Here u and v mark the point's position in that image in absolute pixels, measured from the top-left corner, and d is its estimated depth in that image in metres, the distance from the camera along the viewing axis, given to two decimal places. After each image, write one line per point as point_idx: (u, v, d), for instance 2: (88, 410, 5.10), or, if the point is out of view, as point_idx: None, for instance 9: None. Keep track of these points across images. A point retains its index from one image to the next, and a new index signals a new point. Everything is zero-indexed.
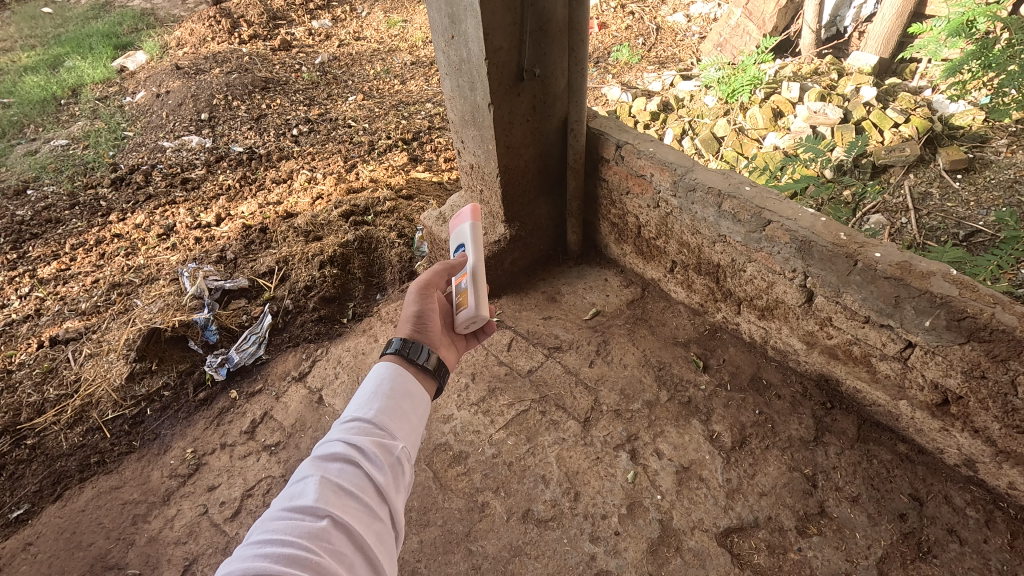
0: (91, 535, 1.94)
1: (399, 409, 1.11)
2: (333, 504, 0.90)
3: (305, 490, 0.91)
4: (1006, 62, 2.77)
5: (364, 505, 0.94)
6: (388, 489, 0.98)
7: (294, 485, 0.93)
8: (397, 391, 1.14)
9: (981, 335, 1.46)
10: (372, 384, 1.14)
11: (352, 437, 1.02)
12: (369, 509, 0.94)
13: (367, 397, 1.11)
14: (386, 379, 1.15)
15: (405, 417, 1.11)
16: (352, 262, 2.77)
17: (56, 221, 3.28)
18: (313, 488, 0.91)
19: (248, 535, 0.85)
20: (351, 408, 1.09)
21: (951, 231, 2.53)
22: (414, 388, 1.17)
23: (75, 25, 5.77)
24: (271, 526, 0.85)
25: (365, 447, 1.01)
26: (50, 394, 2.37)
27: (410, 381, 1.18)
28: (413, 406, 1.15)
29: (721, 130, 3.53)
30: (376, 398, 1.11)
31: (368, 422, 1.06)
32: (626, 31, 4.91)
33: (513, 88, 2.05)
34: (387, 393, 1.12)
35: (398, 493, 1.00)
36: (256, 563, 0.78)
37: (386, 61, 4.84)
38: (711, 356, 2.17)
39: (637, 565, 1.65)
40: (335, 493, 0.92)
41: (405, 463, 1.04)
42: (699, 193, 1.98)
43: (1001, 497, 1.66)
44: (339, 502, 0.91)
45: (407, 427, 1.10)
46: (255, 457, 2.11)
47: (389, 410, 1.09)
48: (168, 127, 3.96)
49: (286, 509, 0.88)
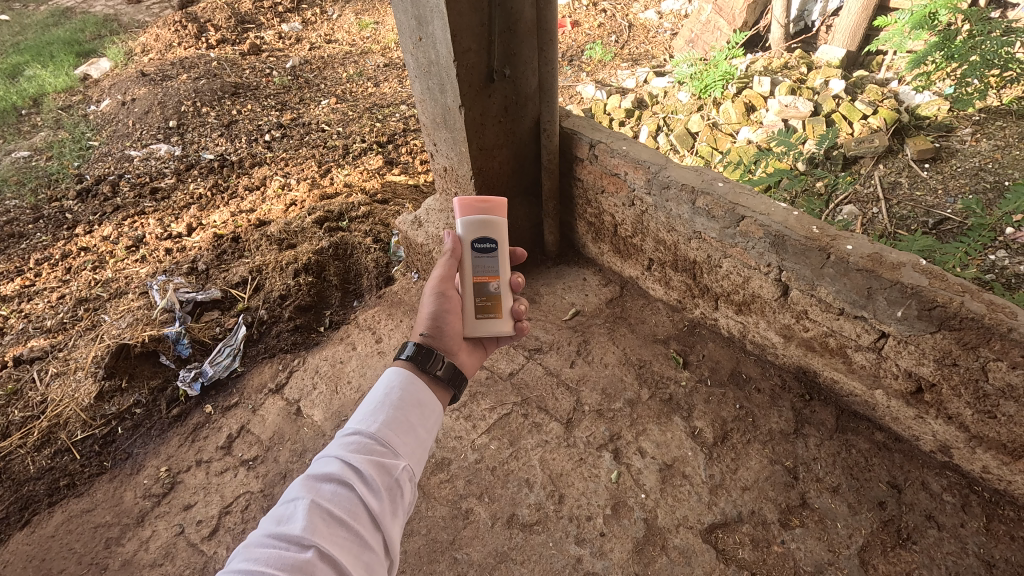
0: (62, 561, 1.88)
1: (406, 423, 1.09)
2: (320, 534, 0.87)
3: (295, 514, 0.89)
4: (968, 53, 2.83)
5: (356, 534, 0.91)
6: (382, 516, 0.95)
7: (284, 506, 0.91)
8: (405, 401, 1.11)
9: (951, 323, 1.48)
10: (380, 393, 1.12)
11: (350, 454, 0.99)
12: (360, 538, 0.91)
13: (371, 408, 1.08)
14: (394, 389, 1.12)
15: (409, 434, 1.08)
16: (328, 269, 2.71)
17: (19, 236, 3.17)
18: (302, 513, 0.88)
19: (232, 560, 0.83)
20: (354, 419, 1.07)
21: (921, 219, 2.57)
22: (424, 400, 1.14)
23: (34, 32, 5.60)
24: (254, 553, 0.84)
25: (362, 469, 0.98)
26: (15, 416, 2.29)
27: (422, 391, 1.15)
28: (421, 417, 1.12)
29: (695, 125, 3.55)
30: (380, 411, 1.08)
31: (370, 437, 1.03)
32: (598, 29, 4.92)
33: (484, 89, 2.04)
34: (393, 405, 1.10)
35: (393, 518, 0.97)
36: None
37: (359, 64, 4.78)
38: (690, 352, 2.17)
39: (623, 565, 1.64)
40: (325, 520, 0.89)
41: (404, 484, 1.01)
42: (673, 191, 1.98)
43: (975, 481, 1.69)
44: (328, 531, 0.88)
45: (411, 442, 1.08)
46: (233, 473, 2.06)
47: (393, 423, 1.07)
48: (134, 135, 3.86)
49: (272, 534, 0.86)
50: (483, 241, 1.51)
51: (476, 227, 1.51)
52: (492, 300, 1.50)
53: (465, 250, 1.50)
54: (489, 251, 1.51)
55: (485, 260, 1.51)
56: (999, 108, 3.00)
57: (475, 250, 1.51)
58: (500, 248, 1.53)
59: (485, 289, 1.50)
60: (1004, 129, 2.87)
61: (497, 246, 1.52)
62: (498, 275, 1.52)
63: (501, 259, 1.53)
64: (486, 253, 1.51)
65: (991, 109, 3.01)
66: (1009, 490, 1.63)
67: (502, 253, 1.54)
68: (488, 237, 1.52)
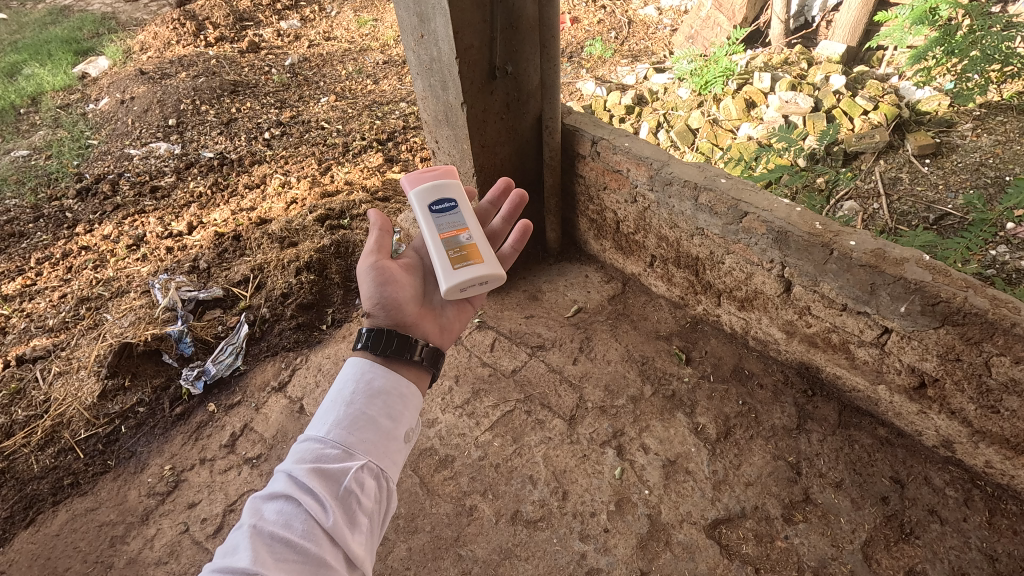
0: (67, 559, 1.89)
1: (359, 424, 1.10)
2: (265, 561, 0.86)
3: (239, 544, 0.89)
4: (968, 48, 2.84)
5: (308, 554, 0.91)
6: (337, 530, 0.95)
7: (230, 540, 0.91)
8: (357, 402, 1.13)
9: (955, 318, 1.48)
10: (327, 403, 1.13)
11: (297, 473, 1.00)
12: (314, 557, 0.91)
13: (319, 421, 1.10)
14: (342, 397, 1.13)
15: (361, 439, 1.09)
16: (330, 267, 2.71)
17: (20, 235, 3.16)
18: (246, 542, 0.88)
19: None
20: (301, 438, 1.07)
21: (922, 215, 2.58)
22: (374, 399, 1.15)
23: (32, 31, 5.58)
24: None
25: (308, 487, 0.98)
26: (18, 415, 2.29)
27: (372, 388, 1.16)
28: (379, 414, 1.14)
29: (695, 122, 3.54)
30: (329, 421, 1.09)
31: (318, 450, 1.04)
32: (598, 25, 4.90)
33: (486, 86, 2.03)
34: (343, 410, 1.11)
35: (351, 531, 0.97)
36: None
37: (358, 61, 4.76)
38: (692, 348, 2.18)
39: (627, 561, 1.65)
40: (271, 547, 0.89)
41: (358, 492, 1.01)
42: (675, 187, 1.98)
43: (978, 476, 1.69)
44: (273, 558, 0.88)
45: (367, 442, 1.09)
46: (236, 471, 2.06)
47: (343, 429, 1.08)
48: (133, 134, 3.85)
49: (218, 569, 0.86)
50: (442, 203, 1.57)
51: (428, 193, 1.58)
52: (466, 248, 1.49)
53: (426, 214, 1.55)
54: (450, 210, 1.56)
55: (447, 218, 1.54)
56: (999, 103, 3.00)
57: (436, 212, 1.55)
58: (459, 206, 1.58)
59: (457, 241, 1.50)
60: (1004, 124, 2.87)
61: (454, 203, 1.57)
62: (464, 226, 1.53)
63: (462, 215, 1.56)
64: (448, 212, 1.56)
65: (992, 104, 3.00)
66: (1012, 485, 1.64)
67: (463, 210, 1.58)
68: (444, 198, 1.58)
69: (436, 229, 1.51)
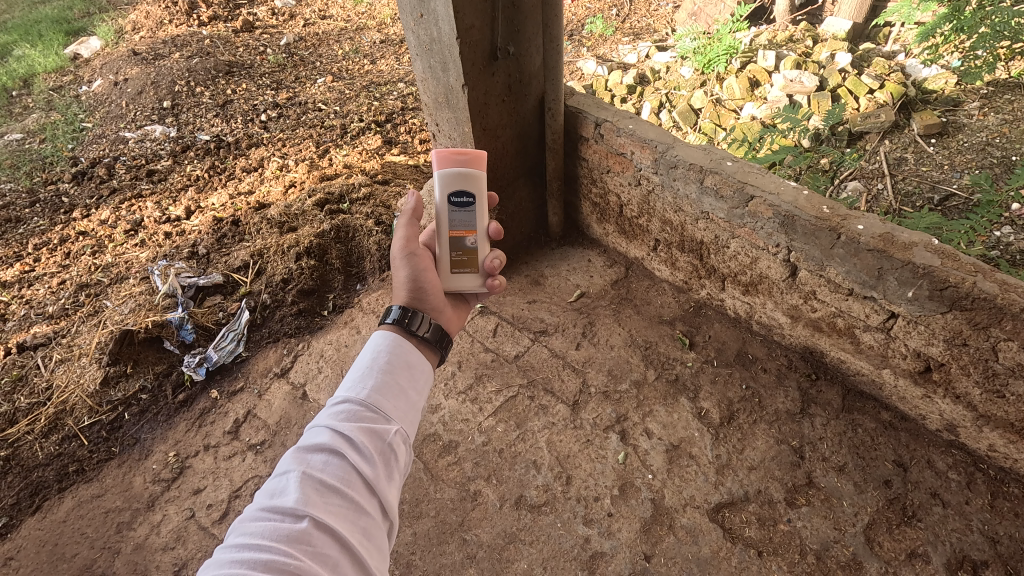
0: (74, 545, 1.89)
1: (395, 387, 1.10)
2: (313, 503, 0.86)
3: (287, 486, 0.88)
4: (977, 25, 2.72)
5: (351, 500, 0.91)
6: (377, 480, 0.95)
7: (276, 480, 0.90)
8: (393, 365, 1.13)
9: (963, 303, 1.47)
10: (368, 358, 1.13)
11: (341, 423, 0.99)
12: (356, 504, 0.91)
13: (360, 374, 1.09)
14: (383, 352, 1.14)
15: (399, 396, 1.09)
16: (330, 252, 2.68)
17: (16, 220, 3.12)
18: (295, 485, 0.88)
19: (227, 538, 0.83)
20: (343, 387, 1.07)
21: (926, 196, 2.54)
22: (411, 361, 1.16)
23: (21, 10, 5.45)
24: (250, 527, 0.83)
25: (352, 437, 0.97)
26: (20, 402, 2.29)
27: (411, 353, 1.18)
28: (409, 381, 1.14)
29: (699, 102, 3.49)
30: (370, 375, 1.09)
31: (360, 404, 1.04)
32: (599, 3, 4.82)
33: (488, 67, 1.99)
34: (381, 369, 1.11)
35: (388, 482, 0.97)
36: (233, 570, 0.76)
37: (354, 40, 4.67)
38: (696, 333, 2.17)
39: (631, 545, 1.66)
40: (318, 489, 0.89)
41: (397, 448, 1.01)
42: (680, 170, 1.95)
43: (980, 459, 1.70)
44: (321, 500, 0.88)
45: (401, 406, 1.09)
46: (241, 457, 2.07)
47: (380, 390, 1.07)
48: (128, 117, 3.78)
49: (266, 508, 0.86)
50: (457, 196, 1.49)
51: (453, 180, 1.49)
52: (468, 254, 1.51)
53: (443, 203, 1.50)
54: (462, 206, 1.50)
55: (463, 214, 1.50)
56: (1007, 81, 2.94)
57: (453, 205, 1.50)
58: (478, 202, 1.51)
59: (462, 243, 1.51)
60: (1012, 103, 2.81)
61: (474, 199, 1.50)
62: (475, 229, 1.51)
63: (477, 213, 1.51)
64: (464, 208, 1.50)
65: (1000, 82, 2.95)
66: (1014, 468, 1.64)
67: (481, 207, 1.53)
68: (464, 191, 1.49)
69: (447, 225, 1.50)
